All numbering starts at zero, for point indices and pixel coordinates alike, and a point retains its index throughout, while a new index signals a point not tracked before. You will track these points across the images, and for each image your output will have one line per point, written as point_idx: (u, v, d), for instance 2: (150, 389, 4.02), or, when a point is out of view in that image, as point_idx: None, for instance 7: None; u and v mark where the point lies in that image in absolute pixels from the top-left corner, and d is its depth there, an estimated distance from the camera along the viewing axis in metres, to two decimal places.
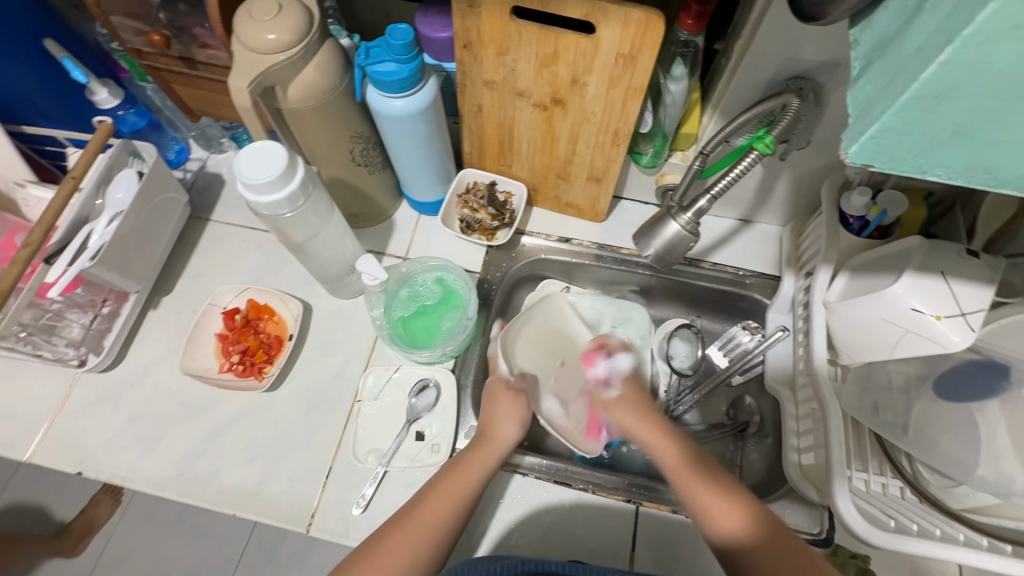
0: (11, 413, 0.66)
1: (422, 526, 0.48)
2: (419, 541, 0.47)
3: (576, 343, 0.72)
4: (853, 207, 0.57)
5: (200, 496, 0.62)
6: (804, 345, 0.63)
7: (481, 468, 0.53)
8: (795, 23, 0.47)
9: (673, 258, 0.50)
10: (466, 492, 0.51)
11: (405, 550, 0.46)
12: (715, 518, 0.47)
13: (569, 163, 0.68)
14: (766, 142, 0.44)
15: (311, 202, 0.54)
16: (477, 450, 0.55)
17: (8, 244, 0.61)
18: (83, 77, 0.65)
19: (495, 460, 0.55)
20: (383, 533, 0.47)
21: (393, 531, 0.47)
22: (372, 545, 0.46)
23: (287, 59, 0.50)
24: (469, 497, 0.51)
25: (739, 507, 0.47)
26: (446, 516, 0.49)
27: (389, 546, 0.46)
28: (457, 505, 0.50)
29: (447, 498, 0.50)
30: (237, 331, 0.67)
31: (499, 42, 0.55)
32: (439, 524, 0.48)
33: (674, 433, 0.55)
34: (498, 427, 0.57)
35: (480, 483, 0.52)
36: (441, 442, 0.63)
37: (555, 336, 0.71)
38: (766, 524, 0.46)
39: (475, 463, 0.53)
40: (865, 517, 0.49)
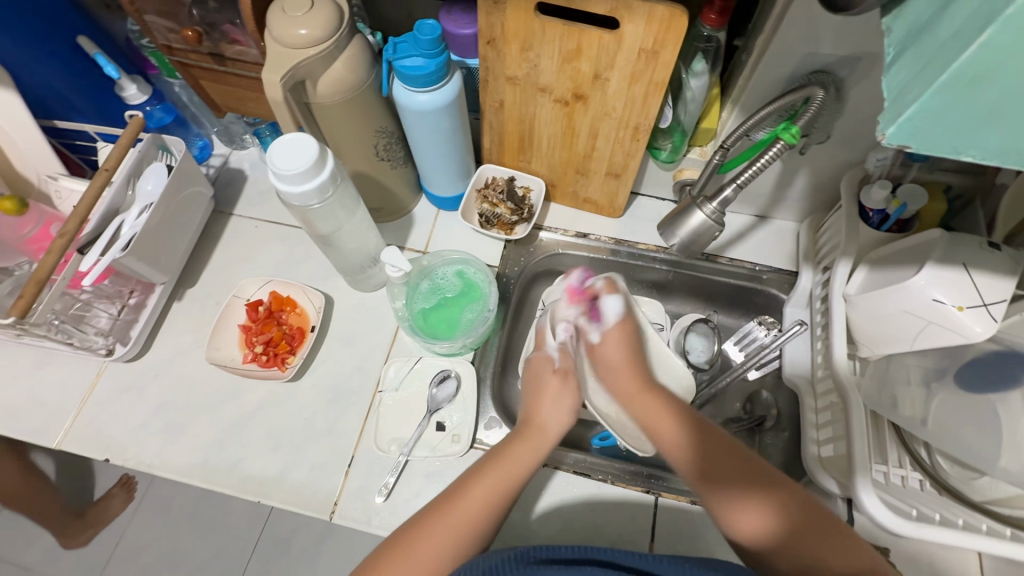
0: (41, 402, 0.68)
1: (464, 516, 0.47)
2: (463, 526, 0.46)
3: None
4: (874, 201, 0.58)
5: (225, 484, 0.63)
6: (822, 340, 0.64)
7: (527, 460, 0.52)
8: (818, 18, 0.48)
9: (698, 248, 0.51)
10: (511, 487, 0.49)
11: (437, 549, 0.45)
12: (729, 511, 0.45)
13: (588, 158, 0.69)
14: (791, 132, 0.45)
15: (339, 193, 0.55)
16: (521, 440, 0.53)
17: (43, 235, 0.63)
18: (114, 73, 0.67)
19: (540, 453, 0.53)
20: (414, 527, 0.46)
21: (423, 527, 0.46)
22: (407, 539, 0.45)
23: (317, 54, 0.52)
24: (513, 491, 0.49)
25: (766, 499, 0.45)
26: (488, 504, 0.48)
27: (421, 545, 0.45)
28: (497, 501, 0.48)
29: (489, 494, 0.48)
30: (260, 323, 0.69)
31: (523, 38, 0.56)
32: (476, 519, 0.47)
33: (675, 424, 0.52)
34: (541, 416, 0.56)
35: (522, 479, 0.50)
36: (462, 433, 0.64)
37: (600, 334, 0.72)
38: (798, 520, 0.43)
39: (519, 456, 0.51)
40: (888, 507, 0.50)
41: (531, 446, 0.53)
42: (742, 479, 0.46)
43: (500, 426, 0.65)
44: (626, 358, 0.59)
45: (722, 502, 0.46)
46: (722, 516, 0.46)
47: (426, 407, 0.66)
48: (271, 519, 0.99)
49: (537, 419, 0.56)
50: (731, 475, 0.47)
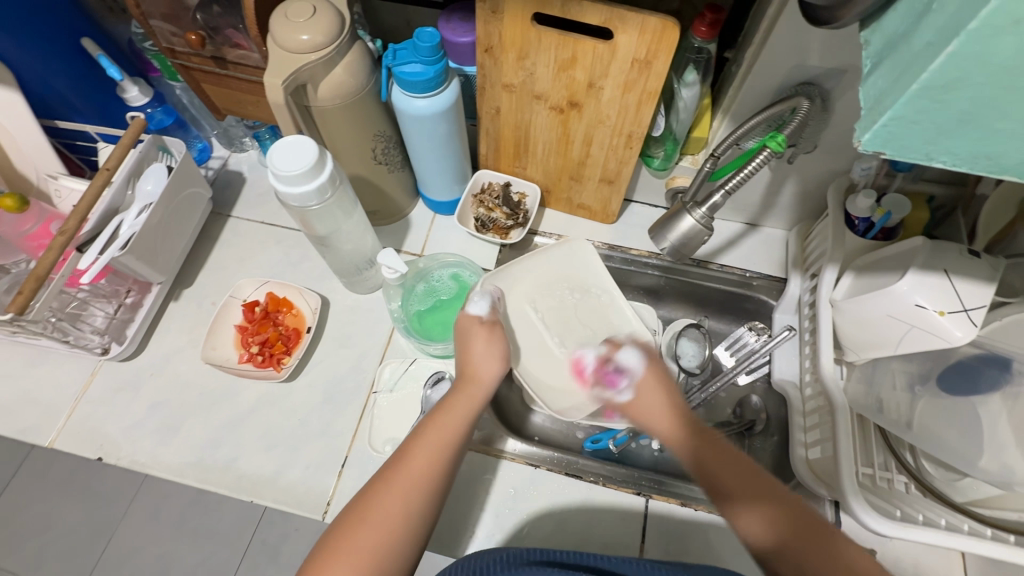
0: (35, 400, 0.68)
1: (412, 476, 0.44)
2: (412, 481, 0.44)
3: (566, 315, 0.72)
4: (858, 209, 0.59)
5: (218, 483, 0.63)
6: (809, 344, 0.65)
7: (466, 410, 0.52)
8: (805, 31, 0.49)
9: (688, 252, 0.52)
10: (452, 437, 0.48)
11: (396, 507, 0.42)
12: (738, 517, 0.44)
13: (582, 164, 0.71)
14: (778, 141, 0.47)
15: (337, 195, 0.56)
16: (460, 392, 0.54)
17: (43, 232, 0.63)
18: (117, 75, 0.68)
19: (477, 403, 0.53)
20: (370, 490, 0.43)
21: (378, 488, 0.43)
22: (360, 508, 0.42)
23: (318, 59, 0.53)
24: (454, 441, 0.48)
25: (763, 505, 0.44)
26: (434, 460, 0.46)
27: (380, 504, 0.42)
28: (445, 452, 0.47)
29: (435, 448, 0.47)
30: (257, 323, 0.69)
31: (520, 47, 0.58)
32: (427, 474, 0.45)
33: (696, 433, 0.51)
34: (478, 370, 0.56)
35: (464, 429, 0.50)
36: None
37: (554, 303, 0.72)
38: (794, 523, 0.42)
39: (458, 407, 0.52)
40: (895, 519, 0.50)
41: (467, 399, 0.53)
42: (746, 488, 0.45)
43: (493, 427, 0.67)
44: (668, 418, 0.53)
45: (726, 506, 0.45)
46: (728, 521, 0.45)
47: (420, 408, 0.66)
48: (262, 523, 0.99)
49: (475, 370, 0.56)
50: (735, 484, 0.45)
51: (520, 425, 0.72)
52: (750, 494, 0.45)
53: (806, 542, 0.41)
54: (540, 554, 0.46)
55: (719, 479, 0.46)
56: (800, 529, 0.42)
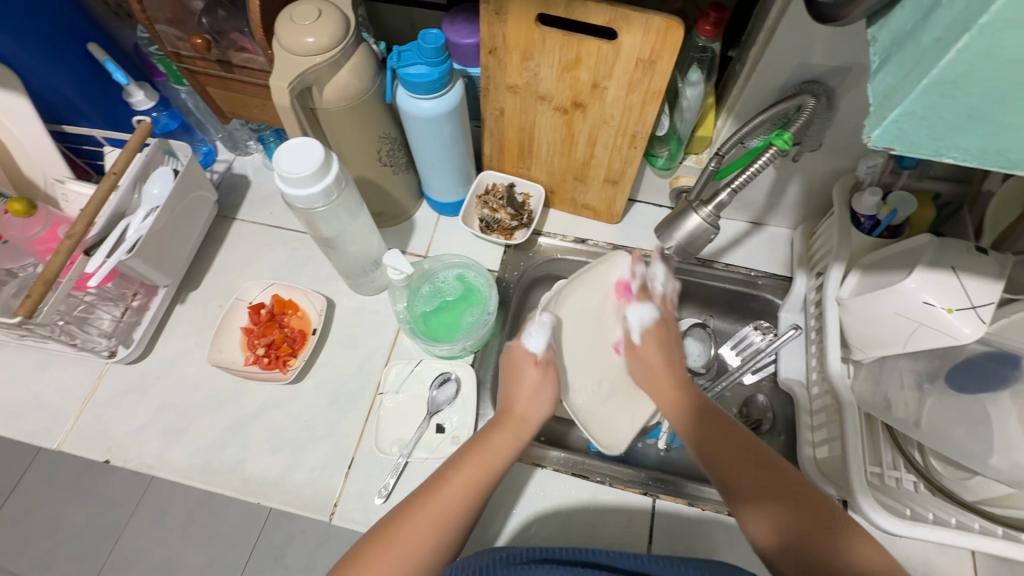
0: (42, 403, 0.68)
1: (444, 506, 0.45)
2: (445, 514, 0.45)
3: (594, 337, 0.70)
4: (864, 207, 0.59)
5: (224, 485, 0.63)
6: (816, 343, 0.65)
7: (508, 446, 0.51)
8: (809, 30, 0.49)
9: (694, 251, 0.52)
10: (485, 475, 0.48)
11: (425, 535, 0.43)
12: (747, 518, 0.44)
13: (587, 165, 0.71)
14: (784, 139, 0.47)
15: (343, 196, 0.56)
16: (501, 428, 0.52)
17: (50, 236, 0.63)
18: (123, 79, 0.68)
19: (519, 443, 0.52)
20: (398, 516, 0.44)
21: (410, 512, 0.45)
22: (388, 528, 0.44)
23: (324, 61, 0.53)
24: (489, 482, 0.48)
25: (775, 503, 0.43)
26: (467, 497, 0.46)
27: (410, 524, 0.44)
28: (476, 492, 0.47)
29: (469, 484, 0.47)
30: (262, 325, 0.69)
31: (524, 48, 0.58)
32: (457, 508, 0.45)
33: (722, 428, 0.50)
34: (519, 404, 0.55)
35: (502, 468, 0.50)
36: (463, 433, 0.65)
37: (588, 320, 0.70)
38: (801, 521, 0.42)
39: (495, 443, 0.51)
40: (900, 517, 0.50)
41: (505, 435, 0.52)
42: (759, 486, 0.45)
43: None
44: (666, 363, 0.57)
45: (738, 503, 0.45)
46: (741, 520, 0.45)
47: (427, 408, 0.66)
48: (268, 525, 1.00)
49: (516, 404, 0.55)
50: (750, 476, 0.45)
51: None
52: (762, 490, 0.44)
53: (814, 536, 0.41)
54: (540, 553, 0.46)
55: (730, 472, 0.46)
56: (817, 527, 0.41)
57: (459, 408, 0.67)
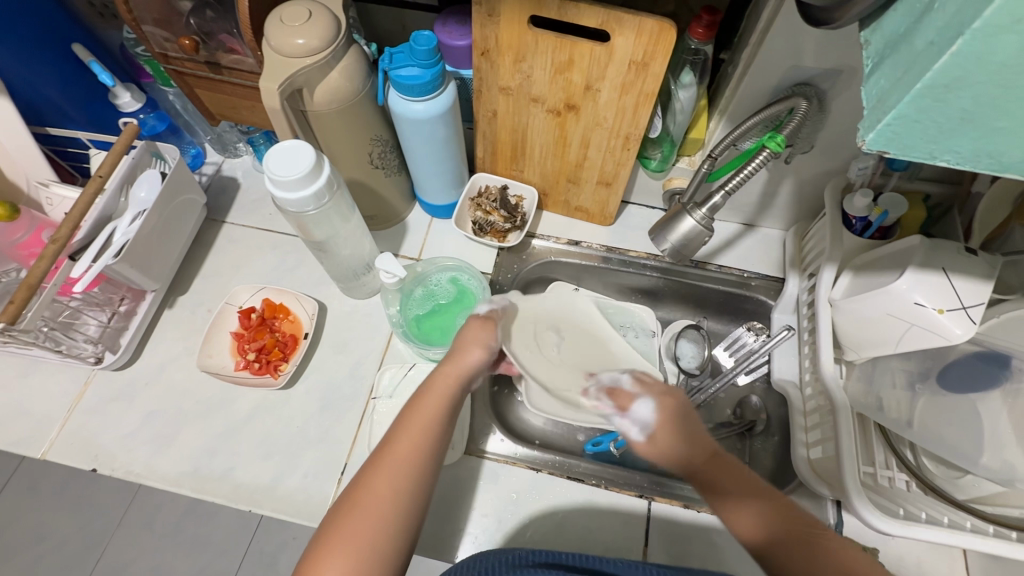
0: (26, 411, 0.66)
1: (399, 461, 0.44)
2: (400, 470, 0.43)
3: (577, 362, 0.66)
4: (856, 208, 0.59)
5: (215, 493, 0.62)
6: (809, 344, 0.66)
7: (444, 394, 0.50)
8: (800, 33, 0.50)
9: (688, 253, 0.52)
10: (433, 426, 0.47)
11: (386, 490, 0.42)
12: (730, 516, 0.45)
13: (580, 167, 0.70)
14: (777, 141, 0.47)
15: (335, 199, 0.55)
16: (440, 381, 0.51)
17: (34, 240, 0.62)
18: (108, 80, 0.67)
19: (454, 388, 0.51)
20: (361, 478, 0.43)
21: (368, 473, 0.43)
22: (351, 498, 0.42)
23: (314, 63, 0.52)
24: (435, 433, 0.47)
25: (758, 502, 0.44)
26: (417, 448, 0.45)
27: (372, 484, 0.42)
28: (425, 442, 0.46)
29: (417, 436, 0.46)
30: (253, 330, 0.68)
31: (516, 49, 0.58)
32: (410, 462, 0.44)
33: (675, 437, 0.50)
34: (460, 358, 0.54)
35: (446, 412, 0.49)
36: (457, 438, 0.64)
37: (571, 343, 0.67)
38: (784, 525, 0.43)
39: (433, 396, 0.49)
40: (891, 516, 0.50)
41: (444, 388, 0.51)
42: (746, 486, 0.46)
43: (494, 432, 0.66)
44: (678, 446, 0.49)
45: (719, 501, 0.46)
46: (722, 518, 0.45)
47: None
48: (259, 532, 0.98)
49: (461, 352, 0.54)
50: (732, 477, 0.46)
51: (521, 430, 0.72)
52: (747, 489, 0.45)
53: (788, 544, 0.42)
54: (546, 557, 0.45)
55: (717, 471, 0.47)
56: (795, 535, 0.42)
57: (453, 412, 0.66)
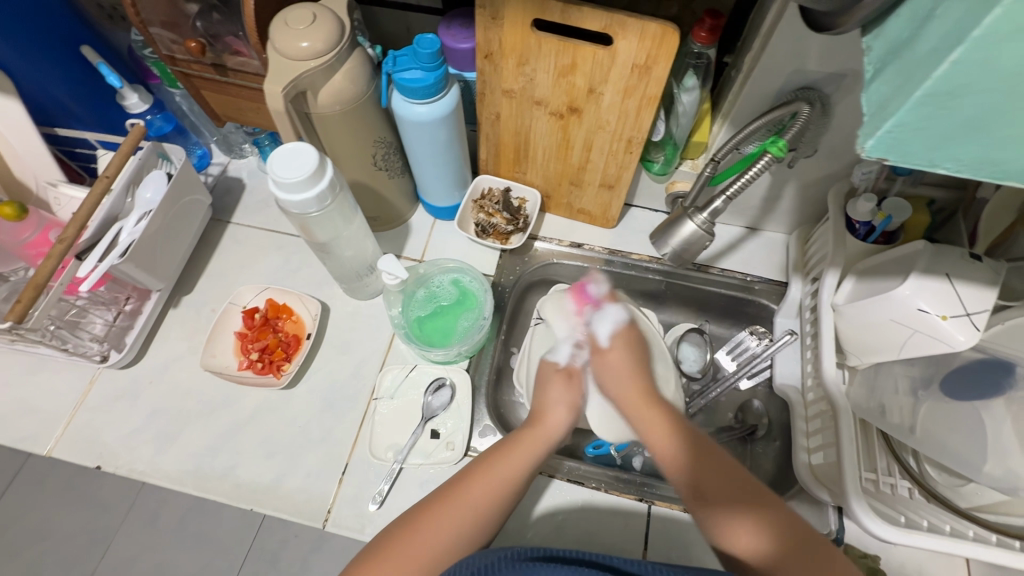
0: (32, 408, 0.67)
1: (460, 516, 0.47)
2: (460, 525, 0.46)
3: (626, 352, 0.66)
4: (859, 213, 0.59)
5: (217, 491, 0.62)
6: (811, 348, 0.65)
7: (525, 457, 0.52)
8: (803, 36, 0.49)
9: (689, 257, 0.52)
10: (505, 488, 0.49)
11: (439, 536, 0.45)
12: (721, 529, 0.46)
13: (582, 169, 0.70)
14: (778, 146, 0.47)
15: (337, 201, 0.56)
16: (521, 442, 0.53)
17: (42, 240, 0.63)
18: (116, 82, 0.68)
19: (538, 449, 0.53)
20: (415, 520, 0.46)
21: (430, 517, 0.46)
22: (403, 534, 0.45)
23: (318, 66, 0.53)
24: (507, 493, 0.49)
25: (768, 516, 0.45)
26: (483, 509, 0.48)
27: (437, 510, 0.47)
28: (492, 502, 0.48)
29: (489, 490, 0.49)
30: (256, 330, 0.69)
31: (520, 53, 0.58)
32: (480, 508, 0.48)
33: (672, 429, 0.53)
34: (547, 417, 0.56)
35: (522, 477, 0.51)
36: (456, 439, 0.64)
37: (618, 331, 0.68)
38: (791, 538, 0.43)
39: (515, 456, 0.51)
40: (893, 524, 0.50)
41: (524, 452, 0.52)
42: (730, 493, 0.47)
43: (494, 434, 0.66)
44: (629, 382, 0.58)
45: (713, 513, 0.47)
46: (716, 535, 0.46)
47: (422, 413, 0.66)
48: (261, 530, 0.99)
49: (543, 414, 0.57)
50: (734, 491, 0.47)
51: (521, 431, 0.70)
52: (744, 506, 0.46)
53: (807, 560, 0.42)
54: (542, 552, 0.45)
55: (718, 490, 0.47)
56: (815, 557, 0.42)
57: (454, 413, 0.66)
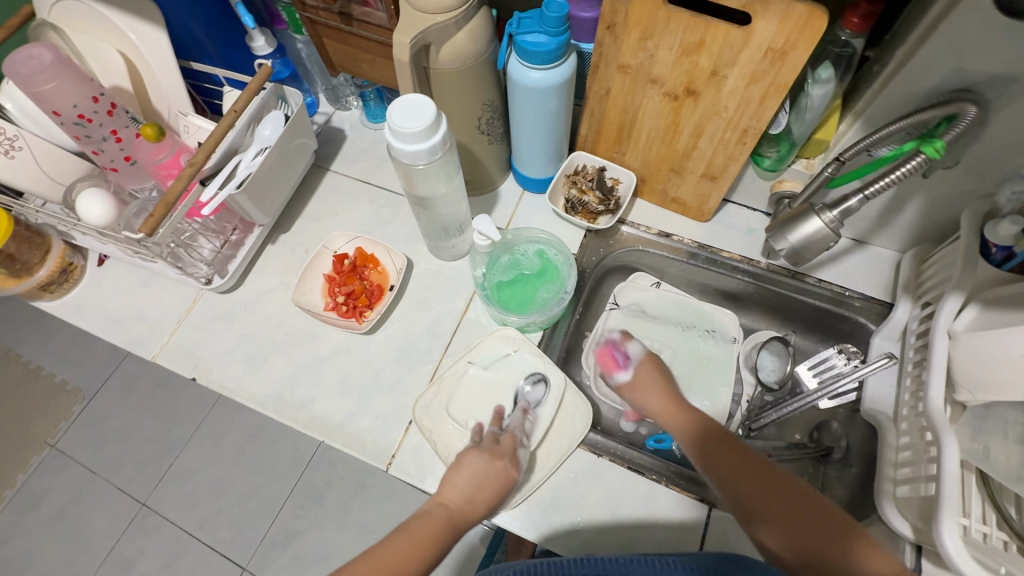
0: (144, 316, 0.74)
1: None
2: None
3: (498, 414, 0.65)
4: (999, 236, 0.53)
5: (294, 418, 0.66)
6: (912, 376, 0.61)
7: (431, 544, 0.46)
8: (976, 31, 0.45)
9: (807, 257, 0.49)
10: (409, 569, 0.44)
11: None
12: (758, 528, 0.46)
13: (686, 156, 0.68)
14: (936, 147, 0.43)
15: (445, 157, 0.56)
16: (425, 523, 0.48)
17: (173, 162, 0.68)
18: (250, 23, 0.71)
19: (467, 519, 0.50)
20: None
21: None
22: None
23: (445, 21, 0.53)
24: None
25: (791, 523, 0.44)
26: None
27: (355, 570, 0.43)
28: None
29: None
30: (344, 275, 0.72)
31: (645, 26, 0.56)
32: None
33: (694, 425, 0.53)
34: (447, 494, 0.51)
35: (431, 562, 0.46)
36: (532, 432, 0.62)
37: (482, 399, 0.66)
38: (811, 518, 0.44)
39: (412, 537, 0.46)
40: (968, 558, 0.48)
41: (426, 534, 0.47)
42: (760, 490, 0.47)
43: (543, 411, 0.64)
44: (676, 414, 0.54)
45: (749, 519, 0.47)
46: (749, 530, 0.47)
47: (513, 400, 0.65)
48: (310, 466, 1.15)
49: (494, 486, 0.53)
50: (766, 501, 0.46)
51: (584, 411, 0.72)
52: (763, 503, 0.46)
53: (830, 553, 0.43)
54: None
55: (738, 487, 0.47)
56: (828, 538, 0.43)
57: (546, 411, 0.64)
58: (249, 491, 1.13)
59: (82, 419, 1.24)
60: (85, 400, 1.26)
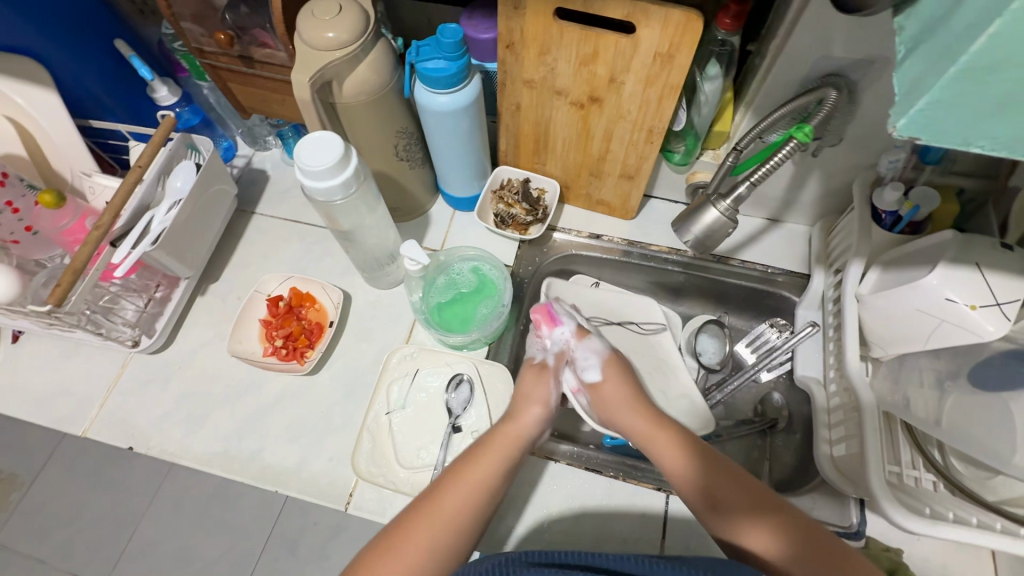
0: (69, 391, 0.70)
1: (434, 517, 0.47)
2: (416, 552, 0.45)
3: (432, 436, 0.65)
4: (886, 202, 0.58)
5: (243, 472, 0.64)
6: (834, 341, 0.65)
7: (502, 454, 0.53)
8: (830, 22, 0.49)
9: (712, 245, 0.52)
10: (492, 478, 0.51)
11: (421, 540, 0.45)
12: (740, 534, 0.47)
13: (603, 159, 0.70)
14: (804, 132, 0.46)
15: (362, 189, 0.57)
16: (497, 441, 0.54)
17: (78, 227, 0.67)
18: (148, 74, 0.69)
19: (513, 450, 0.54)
20: (402, 524, 0.46)
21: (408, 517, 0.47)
22: (387, 541, 0.45)
23: (343, 56, 0.54)
24: (489, 488, 0.50)
25: (775, 524, 0.46)
26: (460, 509, 0.48)
27: (400, 548, 0.45)
28: (470, 493, 0.49)
29: (457, 504, 0.48)
30: (281, 317, 0.70)
31: (541, 42, 0.58)
32: (449, 518, 0.47)
33: (682, 440, 0.54)
34: (520, 418, 0.57)
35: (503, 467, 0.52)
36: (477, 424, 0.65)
37: (408, 430, 0.65)
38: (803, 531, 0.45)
39: (489, 454, 0.53)
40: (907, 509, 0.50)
41: (503, 454, 0.53)
42: (749, 503, 0.48)
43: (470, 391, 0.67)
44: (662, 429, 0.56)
45: (730, 524, 0.48)
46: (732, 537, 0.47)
47: (446, 414, 0.66)
48: (279, 521, 1.11)
49: (520, 409, 0.58)
50: (760, 517, 0.46)
51: None
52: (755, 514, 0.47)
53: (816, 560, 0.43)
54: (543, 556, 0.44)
55: (728, 497, 0.49)
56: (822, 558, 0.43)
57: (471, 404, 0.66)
58: (217, 555, 1.07)
59: (23, 506, 1.15)
60: (25, 486, 1.17)
